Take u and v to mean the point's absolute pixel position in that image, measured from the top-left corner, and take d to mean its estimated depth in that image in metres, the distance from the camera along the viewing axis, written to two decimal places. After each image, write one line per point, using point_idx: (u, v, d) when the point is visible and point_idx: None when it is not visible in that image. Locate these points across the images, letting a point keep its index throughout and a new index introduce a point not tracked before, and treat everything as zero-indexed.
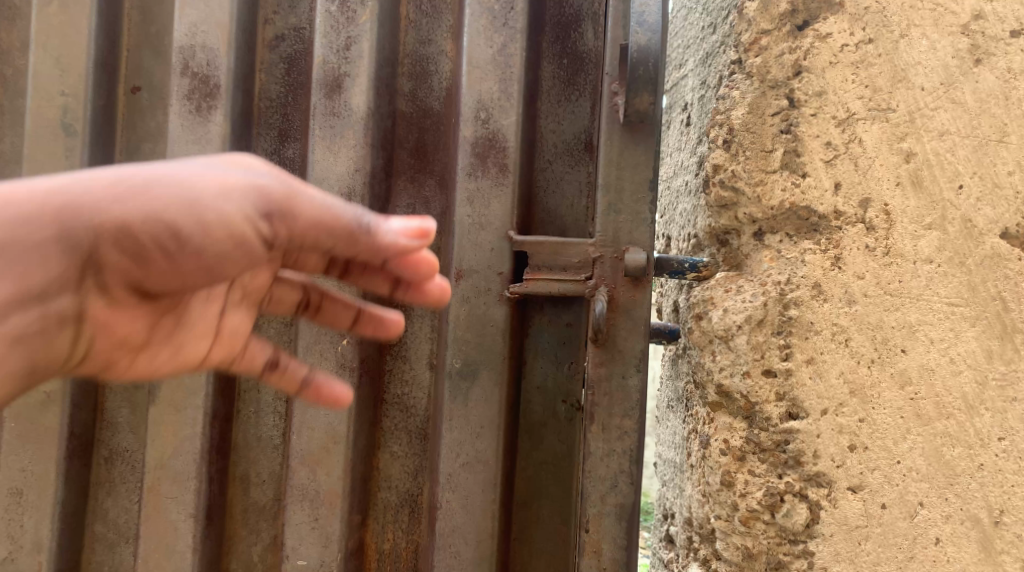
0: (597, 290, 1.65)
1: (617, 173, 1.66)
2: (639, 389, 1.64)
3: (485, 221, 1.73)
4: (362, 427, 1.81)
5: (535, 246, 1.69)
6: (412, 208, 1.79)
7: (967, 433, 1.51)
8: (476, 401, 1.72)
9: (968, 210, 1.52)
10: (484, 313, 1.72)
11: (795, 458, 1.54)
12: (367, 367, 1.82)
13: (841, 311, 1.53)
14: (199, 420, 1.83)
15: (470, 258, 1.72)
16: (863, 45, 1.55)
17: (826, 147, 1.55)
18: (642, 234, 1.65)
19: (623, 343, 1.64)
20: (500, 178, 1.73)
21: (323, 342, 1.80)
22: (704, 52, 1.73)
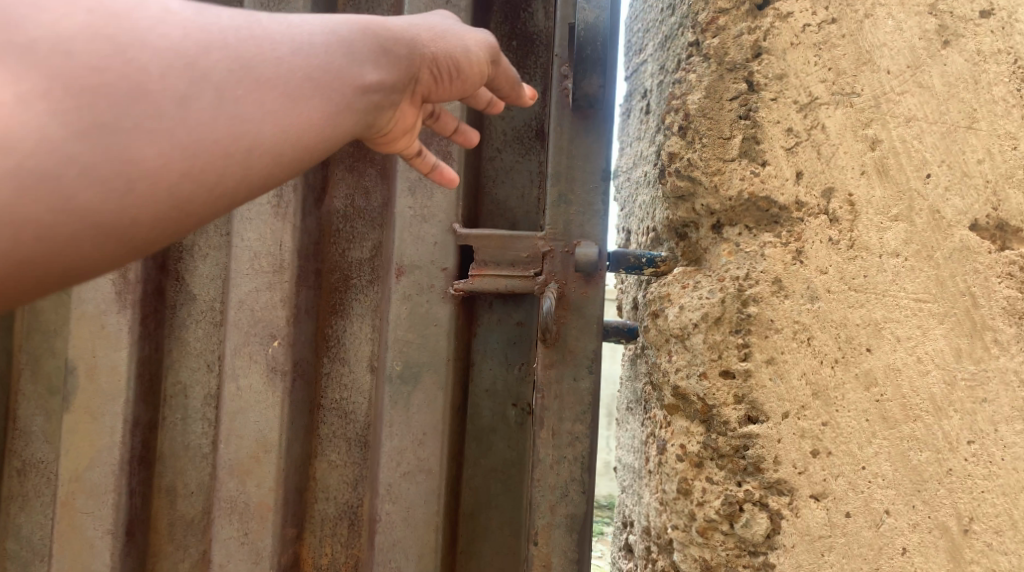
0: (547, 286, 1.55)
1: (568, 162, 1.56)
2: (592, 392, 1.54)
3: (428, 213, 1.63)
4: (296, 434, 1.70)
5: (481, 240, 1.59)
6: (351, 198, 1.74)
7: (935, 436, 1.42)
8: (417, 405, 1.61)
9: (936, 200, 1.44)
10: (427, 312, 1.62)
11: (754, 464, 1.44)
12: (302, 370, 1.70)
13: (804, 308, 1.44)
14: (118, 428, 1.72)
15: (411, 252, 1.63)
16: (827, 25, 1.46)
17: (787, 134, 1.46)
18: (594, 226, 1.54)
19: (573, 343, 1.53)
20: (443, 167, 1.63)
21: (252, 344, 1.68)
22: (662, 36, 1.64)
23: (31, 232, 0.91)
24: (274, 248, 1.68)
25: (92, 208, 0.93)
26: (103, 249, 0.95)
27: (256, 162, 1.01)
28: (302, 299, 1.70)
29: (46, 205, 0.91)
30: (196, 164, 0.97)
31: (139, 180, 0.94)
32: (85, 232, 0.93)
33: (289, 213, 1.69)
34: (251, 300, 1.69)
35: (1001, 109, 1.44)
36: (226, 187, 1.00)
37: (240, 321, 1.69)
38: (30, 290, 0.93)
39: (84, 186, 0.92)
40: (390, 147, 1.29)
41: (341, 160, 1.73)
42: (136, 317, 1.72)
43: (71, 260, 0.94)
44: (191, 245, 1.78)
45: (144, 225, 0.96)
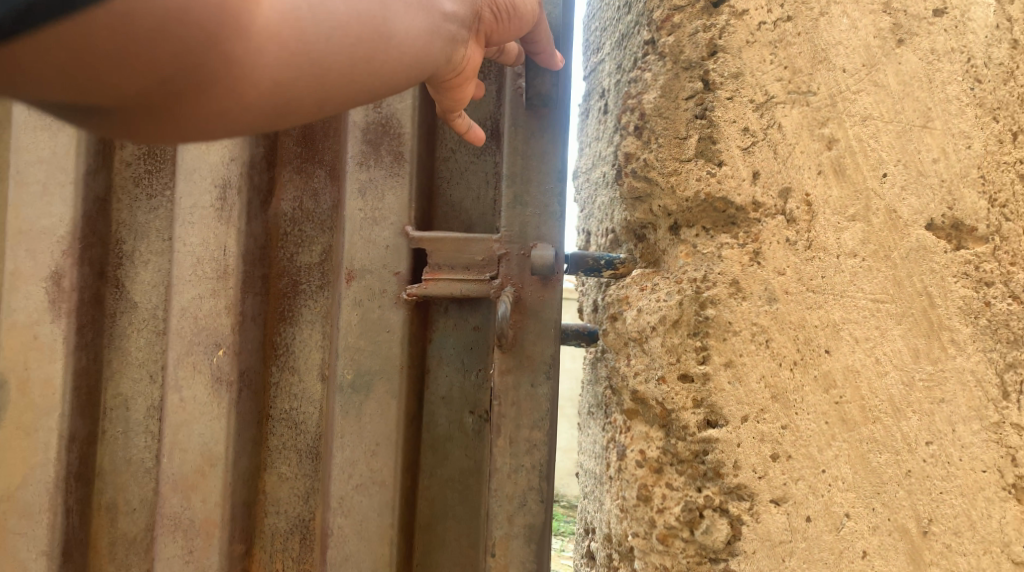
0: (503, 290, 1.52)
1: (523, 162, 1.53)
2: (549, 397, 1.50)
3: (380, 215, 1.58)
4: (244, 446, 1.64)
5: (435, 243, 1.54)
6: (299, 200, 1.68)
7: (894, 438, 1.41)
8: (370, 415, 1.57)
9: (892, 200, 1.43)
10: (379, 317, 1.57)
11: (713, 469, 1.43)
12: (250, 380, 1.65)
13: (762, 309, 1.42)
14: (53, 444, 1.68)
15: (362, 256, 1.58)
16: (782, 23, 1.45)
17: (743, 133, 1.44)
18: (551, 227, 1.51)
19: (531, 348, 1.50)
20: (393, 167, 1.59)
21: (196, 355, 1.64)
22: (619, 34, 1.62)
23: (273, 63, 1.20)
24: (218, 254, 1.64)
25: (311, 52, 1.22)
26: (311, 93, 1.24)
27: (407, 52, 1.29)
28: (249, 306, 1.65)
29: (288, 37, 1.20)
30: (374, 37, 1.25)
31: (337, 36, 1.23)
32: (303, 73, 1.22)
33: (232, 217, 1.65)
34: (194, 308, 1.64)
35: (955, 108, 1.44)
36: (387, 60, 1.27)
37: (184, 330, 1.64)
38: (257, 112, 1.22)
39: (312, 33, 1.21)
40: (456, 93, 1.43)
41: (289, 161, 1.68)
42: (72, 325, 1.69)
43: (286, 93, 1.22)
44: (131, 252, 1.73)
45: (336, 80, 1.25)
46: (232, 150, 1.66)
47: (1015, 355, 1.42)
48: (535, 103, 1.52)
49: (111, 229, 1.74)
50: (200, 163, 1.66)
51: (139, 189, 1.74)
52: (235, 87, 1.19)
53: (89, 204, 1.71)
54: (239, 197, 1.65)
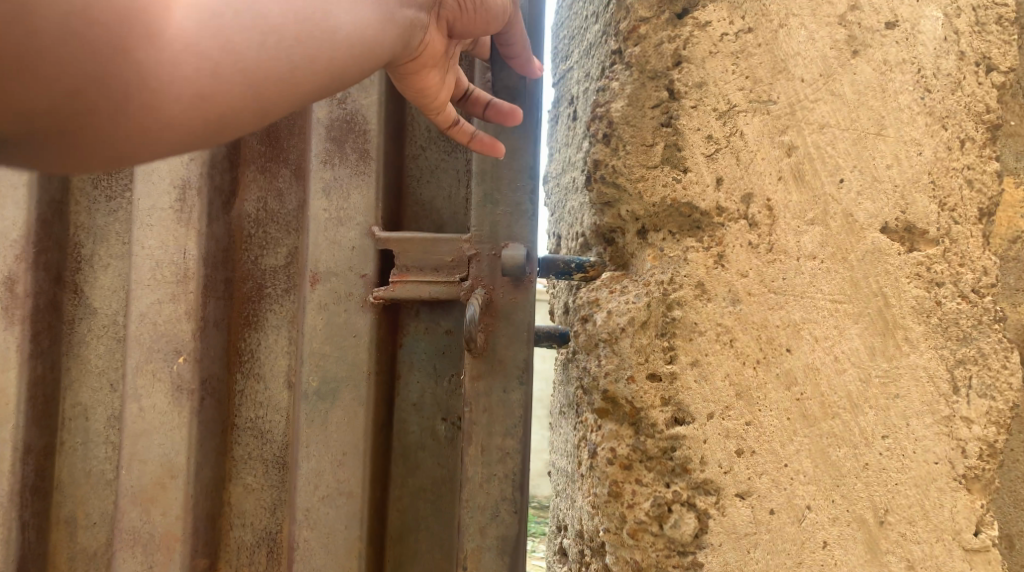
0: (472, 292, 1.55)
1: (493, 161, 1.55)
2: (522, 404, 1.53)
3: (345, 215, 1.62)
4: (207, 456, 1.66)
5: (403, 244, 1.59)
6: (263, 201, 1.69)
7: (852, 432, 1.48)
8: (335, 422, 1.60)
9: (849, 204, 1.50)
10: (345, 322, 1.60)
11: (681, 465, 1.48)
12: (211, 388, 1.67)
13: (726, 311, 1.48)
14: (7, 456, 1.70)
15: (327, 258, 1.61)
16: (742, 34, 1.51)
17: (707, 140, 1.50)
18: (523, 226, 1.54)
19: (503, 353, 1.53)
20: (359, 166, 1.62)
21: (155, 362, 1.66)
22: (587, 43, 1.67)
23: (196, 74, 1.16)
24: (177, 257, 1.67)
25: (236, 60, 1.17)
26: (243, 99, 1.19)
27: (348, 43, 1.24)
28: (210, 311, 1.67)
29: (206, 46, 1.16)
30: (306, 34, 1.21)
31: (267, 39, 1.18)
32: (231, 80, 1.18)
33: (192, 219, 1.67)
34: (152, 313, 1.67)
35: (907, 116, 1.51)
36: (325, 55, 1.23)
37: (142, 336, 1.67)
38: (184, 128, 1.19)
39: (234, 41, 1.17)
40: (415, 79, 1.41)
41: (252, 160, 1.69)
42: (25, 332, 1.70)
43: (213, 102, 1.18)
44: (90, 256, 1.76)
45: (269, 84, 1.20)
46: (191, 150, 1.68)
47: (964, 351, 1.50)
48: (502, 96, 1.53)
49: (69, 233, 1.76)
50: (159, 164, 1.68)
51: (98, 192, 1.76)
52: (153, 106, 1.16)
53: (43, 206, 1.73)
54: (199, 197, 1.67)
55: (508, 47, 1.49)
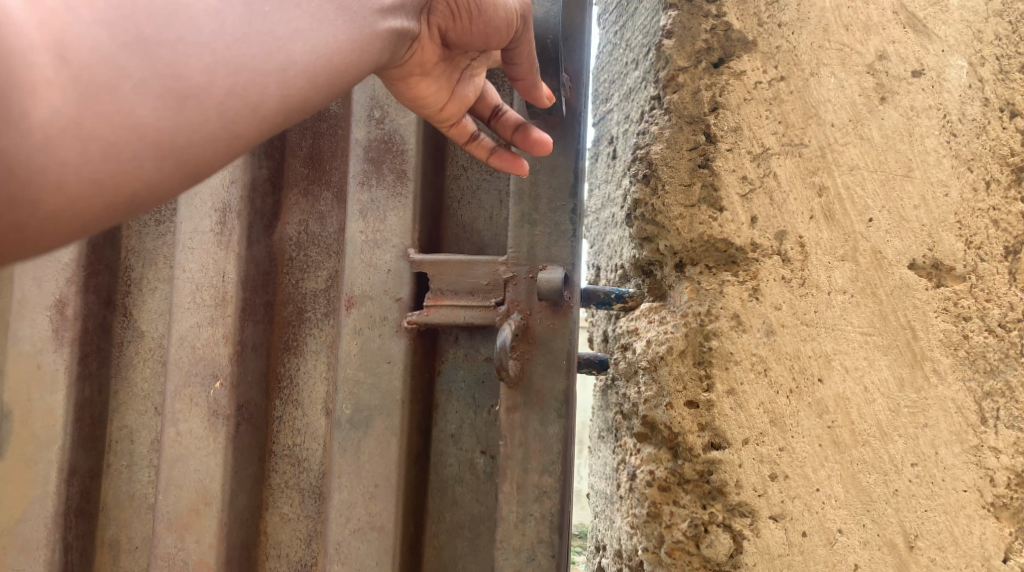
0: (508, 316, 1.58)
1: (532, 179, 1.58)
2: (560, 438, 1.55)
3: (380, 238, 1.66)
4: (241, 483, 1.74)
5: (438, 267, 1.62)
6: (304, 223, 1.78)
7: (882, 459, 1.54)
8: (368, 450, 1.64)
9: (878, 241, 1.57)
10: (379, 347, 1.64)
11: (718, 488, 1.54)
12: (247, 413, 1.75)
13: (760, 341, 1.55)
14: (52, 478, 1.82)
15: (362, 281, 1.67)
16: (776, 82, 1.60)
17: (742, 181, 1.59)
18: (560, 247, 1.56)
19: (540, 384, 1.55)
20: (395, 186, 1.67)
21: (193, 386, 1.74)
22: (627, 88, 1.76)
23: (97, 150, 0.99)
24: (217, 281, 1.75)
25: (146, 130, 1.00)
26: (162, 173, 1.02)
27: (293, 84, 1.07)
28: (247, 335, 1.75)
29: (104, 120, 0.99)
30: (240, 83, 1.04)
31: (188, 99, 1.01)
32: (143, 154, 1.01)
33: (231, 241, 1.76)
34: (192, 336, 1.75)
35: (933, 158, 1.59)
36: (269, 101, 1.06)
37: (181, 359, 1.75)
38: (100, 208, 1.01)
39: (140, 104, 1.00)
40: (409, 88, 1.37)
41: (295, 183, 1.78)
42: (74, 355, 1.82)
43: (121, 180, 1.01)
44: (139, 279, 1.88)
45: (194, 148, 1.03)
46: (233, 173, 1.76)
47: (990, 384, 1.56)
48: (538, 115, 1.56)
49: (120, 256, 1.89)
50: (201, 188, 1.77)
51: (148, 217, 1.87)
52: (36, 195, 0.98)
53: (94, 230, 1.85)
54: (238, 219, 1.75)
55: (515, 67, 1.41)
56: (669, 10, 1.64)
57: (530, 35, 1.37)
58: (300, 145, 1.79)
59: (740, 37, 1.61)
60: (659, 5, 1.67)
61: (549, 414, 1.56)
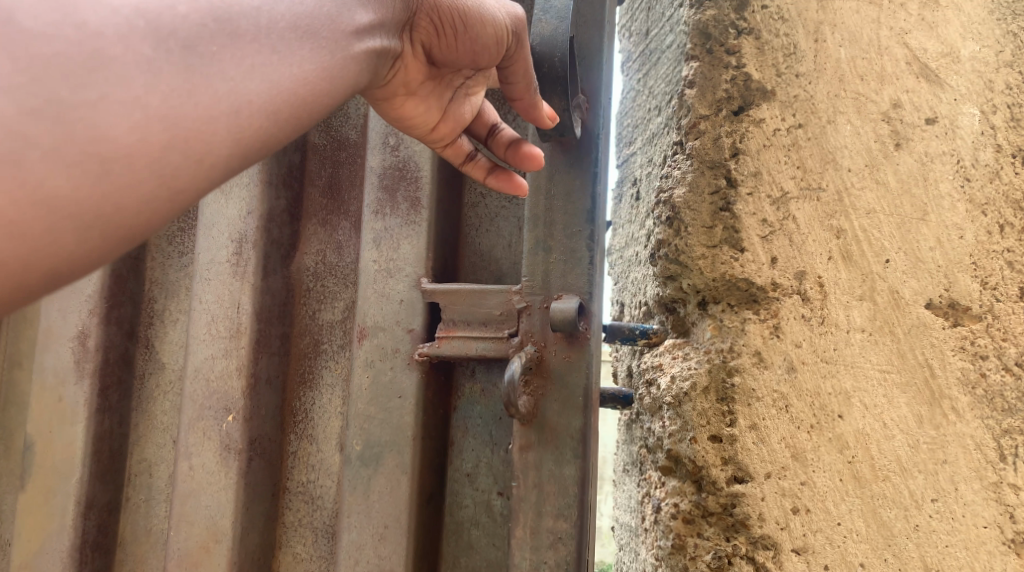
0: (522, 348, 1.55)
1: (547, 202, 1.55)
2: (575, 480, 1.49)
3: (393, 267, 1.68)
4: (253, 521, 1.73)
5: (451, 296, 1.63)
6: (322, 253, 1.81)
7: (902, 495, 1.57)
8: (378, 489, 1.63)
9: (895, 282, 1.62)
10: (391, 379, 1.65)
11: (741, 521, 1.56)
12: (261, 448, 1.75)
13: (782, 378, 1.59)
14: (69, 511, 1.83)
15: (375, 312, 1.68)
16: (794, 129, 1.66)
17: (762, 224, 1.64)
18: (575, 275, 1.52)
19: (555, 422, 1.50)
20: (409, 214, 1.69)
21: (206, 420, 1.75)
22: (650, 133, 1.82)
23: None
24: (231, 312, 1.76)
25: (65, 202, 1.00)
26: (87, 243, 1.02)
27: (243, 125, 1.07)
28: (261, 367, 1.76)
29: (8, 198, 0.97)
30: (178, 137, 1.03)
31: (114, 162, 1.01)
32: (63, 225, 1.00)
33: (247, 271, 1.77)
34: (206, 368, 1.76)
35: (948, 203, 1.65)
36: (213, 150, 1.06)
37: (196, 393, 1.76)
38: (24, 285, 1.01)
39: (58, 174, 0.99)
40: (399, 106, 1.39)
41: (315, 213, 1.82)
42: (94, 387, 1.85)
43: (42, 254, 1.00)
44: (161, 311, 1.91)
45: (125, 212, 1.03)
46: (250, 203, 1.78)
47: (1009, 422, 1.60)
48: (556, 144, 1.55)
49: (143, 288, 1.92)
50: (219, 220, 1.79)
51: (172, 248, 1.92)
52: None
53: (119, 261, 1.89)
54: (254, 249, 1.77)
55: (513, 87, 1.40)
56: (691, 61, 1.70)
57: (526, 52, 1.37)
58: (319, 175, 1.83)
59: (759, 87, 1.68)
60: (681, 56, 1.73)
61: (564, 455, 1.50)
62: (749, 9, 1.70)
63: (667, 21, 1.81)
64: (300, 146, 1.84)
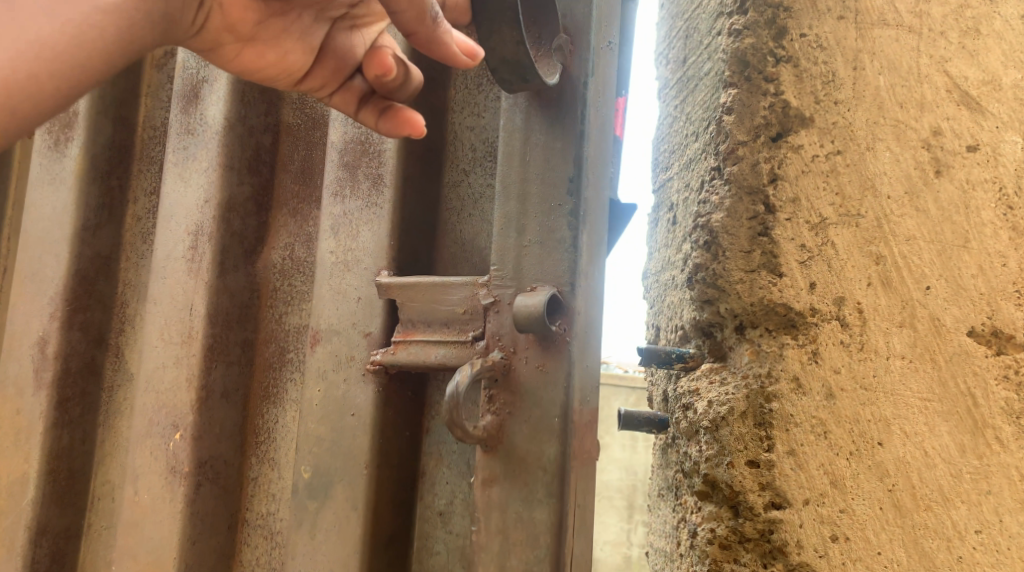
0: (488, 353, 1.47)
1: (521, 177, 1.49)
2: (548, 527, 1.40)
3: (352, 258, 1.62)
4: (203, 553, 1.67)
5: (409, 290, 1.55)
6: (291, 247, 1.74)
7: (945, 525, 1.57)
8: (325, 526, 1.56)
9: (936, 309, 1.61)
10: (344, 395, 1.58)
11: (779, 548, 1.55)
12: (210, 472, 1.69)
13: (821, 404, 1.57)
14: (22, 537, 1.78)
15: (331, 312, 1.63)
16: (832, 156, 1.64)
17: (801, 249, 1.62)
18: (553, 263, 1.45)
19: (524, 449, 1.42)
20: (371, 195, 1.62)
21: (154, 438, 1.70)
22: (687, 158, 1.82)
23: None
24: (184, 314, 1.71)
25: None
26: None
27: None
28: (214, 378, 1.70)
29: None
30: None
31: None
32: None
33: (202, 269, 1.72)
34: (157, 377, 1.72)
35: (990, 231, 1.65)
36: None
37: (146, 406, 1.72)
38: None
39: None
40: (251, 52, 1.45)
41: (285, 204, 1.76)
42: (51, 400, 1.80)
43: None
44: (132, 316, 1.86)
45: None
46: (207, 193, 1.74)
47: None
48: (533, 103, 1.49)
49: (115, 290, 1.88)
50: (177, 212, 1.75)
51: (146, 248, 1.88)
52: None
53: (84, 261, 1.85)
54: (210, 243, 1.72)
55: (404, 20, 1.33)
56: (729, 88, 1.68)
57: None
58: (292, 160, 1.78)
59: (798, 114, 1.65)
60: (719, 83, 1.71)
61: (536, 494, 1.42)
62: (788, 37, 1.67)
63: (705, 48, 1.80)
64: (272, 126, 1.79)
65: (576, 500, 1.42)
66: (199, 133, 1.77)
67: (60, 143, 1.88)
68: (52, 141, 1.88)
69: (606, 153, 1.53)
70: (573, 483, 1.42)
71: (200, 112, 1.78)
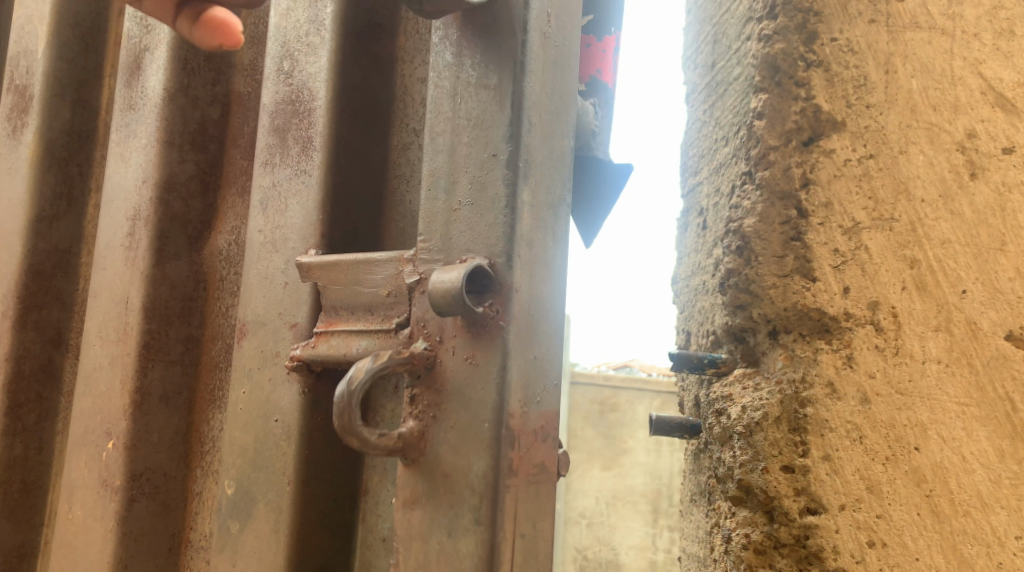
0: (412, 344, 1.21)
1: (453, 126, 1.23)
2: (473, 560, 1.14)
3: (279, 237, 1.36)
4: None
5: (334, 270, 1.28)
6: (237, 232, 1.51)
7: (985, 531, 1.53)
8: (246, 552, 1.31)
9: (973, 312, 1.58)
10: (268, 399, 1.33)
11: (815, 554, 1.51)
12: (148, 486, 1.45)
13: (855, 409, 1.53)
14: None
15: (260, 302, 1.37)
16: (865, 160, 1.60)
17: (834, 253, 1.58)
18: (487, 225, 1.19)
19: (450, 462, 1.16)
20: (300, 161, 1.37)
21: (88, 447, 1.48)
22: (716, 162, 1.79)
23: None
24: (119, 308, 1.48)
25: None
26: None
27: None
28: (156, 382, 1.46)
29: None
30: None
31: None
32: None
33: (138, 256, 1.49)
34: (94, 378, 1.49)
35: None
36: None
37: (83, 410, 1.49)
38: None
39: None
40: None
41: (234, 183, 1.52)
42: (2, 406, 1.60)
43: None
44: None
45: None
46: (144, 171, 1.50)
47: None
48: (465, 33, 1.24)
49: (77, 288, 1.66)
50: (119, 193, 1.53)
51: None
52: None
53: (40, 254, 1.63)
54: (147, 228, 1.49)
55: None
56: (759, 93, 1.65)
57: None
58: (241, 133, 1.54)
59: (830, 118, 1.62)
60: (749, 88, 1.68)
61: (461, 521, 1.15)
62: (819, 41, 1.64)
63: (734, 52, 1.77)
64: (220, 97, 1.55)
65: (517, 529, 1.16)
66: (140, 106, 1.53)
67: (17, 129, 1.67)
68: (11, 128, 1.67)
69: (559, 91, 1.27)
70: (510, 507, 1.15)
71: (142, 84, 1.54)
